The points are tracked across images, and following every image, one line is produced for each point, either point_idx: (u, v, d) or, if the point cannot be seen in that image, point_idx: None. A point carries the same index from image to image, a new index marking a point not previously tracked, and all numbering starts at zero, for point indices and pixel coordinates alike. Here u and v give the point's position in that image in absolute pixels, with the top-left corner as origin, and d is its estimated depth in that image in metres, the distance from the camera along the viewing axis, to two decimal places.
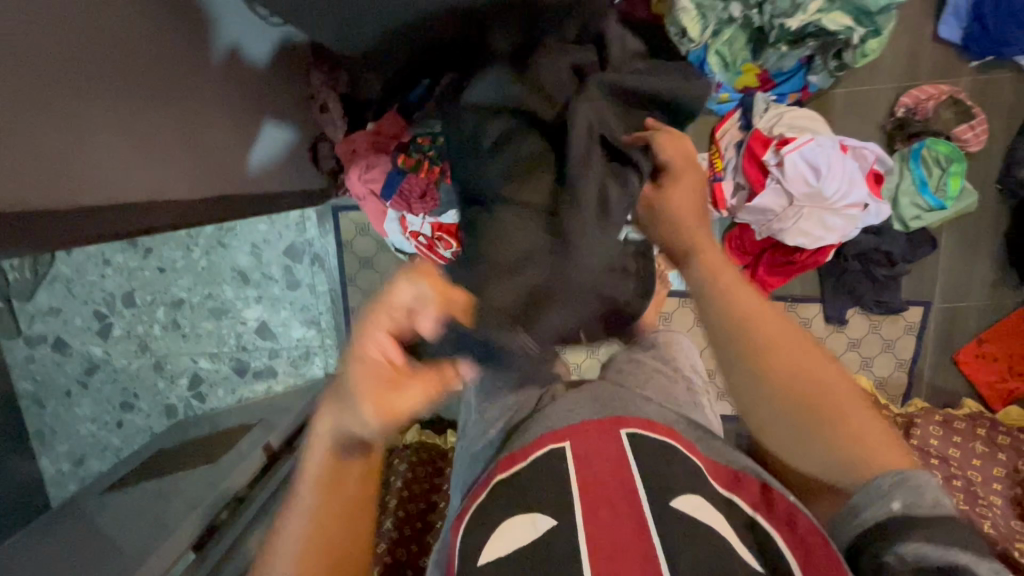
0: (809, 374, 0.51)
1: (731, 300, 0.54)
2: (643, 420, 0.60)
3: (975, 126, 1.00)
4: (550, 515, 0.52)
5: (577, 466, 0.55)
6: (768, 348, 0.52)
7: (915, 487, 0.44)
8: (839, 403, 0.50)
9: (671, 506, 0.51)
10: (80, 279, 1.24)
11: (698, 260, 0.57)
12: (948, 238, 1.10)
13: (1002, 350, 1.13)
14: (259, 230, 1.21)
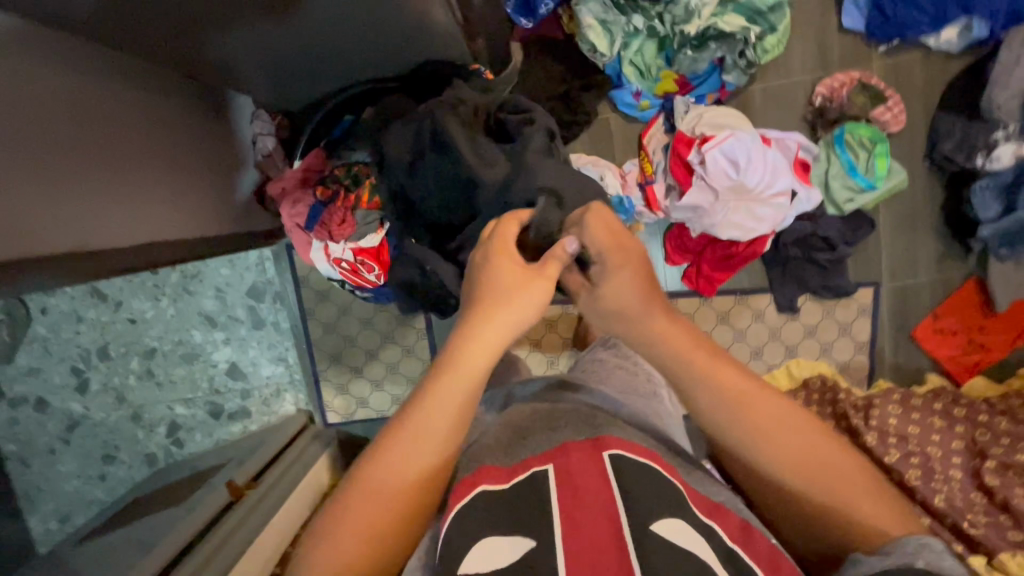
0: (804, 446, 0.49)
1: (721, 379, 0.51)
2: (625, 441, 0.57)
3: (891, 106, 1.03)
4: (528, 535, 0.49)
5: (556, 486, 0.52)
6: (760, 427, 0.49)
7: (928, 550, 0.43)
8: (836, 471, 0.48)
9: (649, 529, 0.48)
10: (54, 336, 1.26)
11: (667, 338, 0.53)
12: (885, 217, 1.11)
13: (959, 323, 1.13)
14: (221, 274, 1.25)
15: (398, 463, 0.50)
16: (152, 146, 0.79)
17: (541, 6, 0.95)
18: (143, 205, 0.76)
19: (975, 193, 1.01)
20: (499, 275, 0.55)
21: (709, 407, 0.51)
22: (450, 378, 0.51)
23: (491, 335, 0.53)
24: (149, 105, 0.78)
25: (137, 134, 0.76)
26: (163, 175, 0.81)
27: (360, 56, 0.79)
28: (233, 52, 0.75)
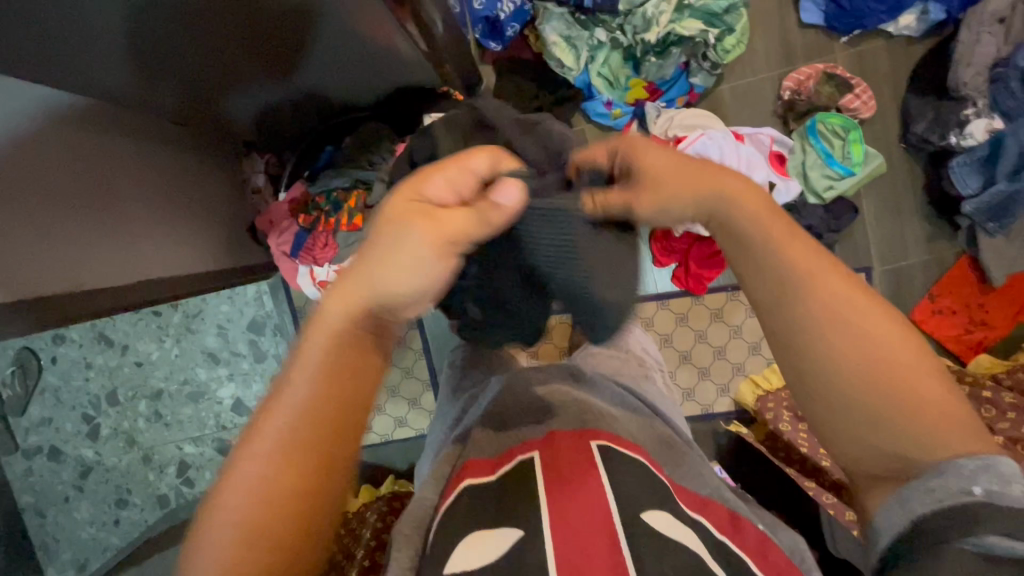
0: (885, 352, 0.42)
1: (793, 256, 0.43)
2: (610, 433, 0.60)
3: (859, 94, 1.05)
4: (516, 526, 0.48)
5: (545, 477, 0.53)
6: (840, 318, 0.42)
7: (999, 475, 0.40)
8: (918, 387, 0.42)
9: (639, 517, 0.48)
10: (65, 386, 1.30)
11: (749, 209, 0.45)
12: (869, 202, 1.11)
13: (957, 302, 1.11)
14: (221, 310, 1.30)
15: (258, 465, 0.38)
16: (139, 190, 0.83)
17: (507, 28, 0.99)
18: (130, 246, 0.80)
19: (954, 170, 1.01)
20: (402, 208, 0.41)
21: (764, 284, 0.44)
22: (309, 347, 0.39)
23: (364, 282, 0.39)
24: (135, 151, 0.83)
25: (123, 178, 0.80)
26: (157, 216, 0.85)
27: (337, 91, 0.84)
28: (244, 104, 0.82)
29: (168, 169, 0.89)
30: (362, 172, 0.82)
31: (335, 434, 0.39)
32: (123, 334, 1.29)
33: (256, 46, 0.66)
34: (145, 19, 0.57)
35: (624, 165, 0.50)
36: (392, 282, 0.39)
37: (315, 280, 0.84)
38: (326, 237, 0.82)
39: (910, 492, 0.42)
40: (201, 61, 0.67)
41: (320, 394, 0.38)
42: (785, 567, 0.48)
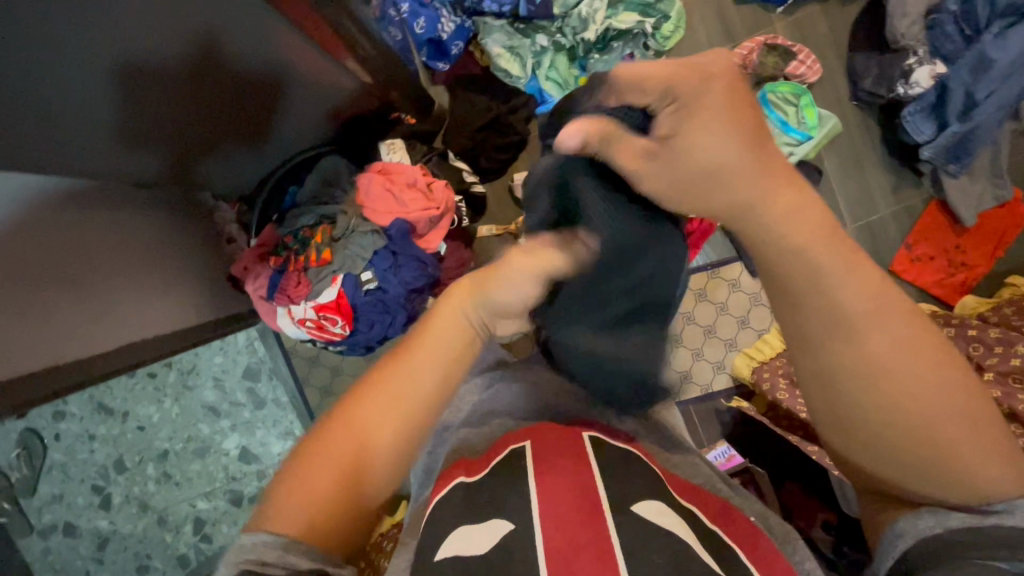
0: (928, 386, 0.41)
1: (854, 296, 0.41)
2: (603, 426, 0.62)
3: (803, 59, 1.07)
4: (506, 518, 0.48)
5: (536, 464, 0.55)
6: (893, 352, 0.41)
7: None
8: (956, 416, 0.41)
9: (630, 508, 0.48)
10: (71, 459, 1.31)
11: (803, 239, 0.41)
12: (831, 162, 1.13)
13: (933, 247, 1.12)
14: (215, 362, 1.31)
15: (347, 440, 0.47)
16: (113, 252, 0.83)
17: (452, 47, 1.01)
18: (109, 310, 0.81)
19: (907, 119, 1.02)
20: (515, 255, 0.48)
21: (818, 327, 0.42)
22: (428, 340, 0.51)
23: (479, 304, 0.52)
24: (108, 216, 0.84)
25: (96, 244, 0.81)
26: (138, 279, 0.86)
27: (294, 133, 0.86)
28: (214, 167, 0.84)
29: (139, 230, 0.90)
30: (326, 208, 0.84)
31: (416, 434, 0.49)
32: (122, 401, 1.31)
33: (224, 102, 0.69)
34: (141, 93, 0.59)
35: (675, 110, 0.41)
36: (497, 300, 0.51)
37: (295, 319, 0.84)
38: (298, 276, 0.83)
39: (936, 513, 0.42)
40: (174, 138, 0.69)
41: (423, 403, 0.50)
42: (777, 558, 0.48)
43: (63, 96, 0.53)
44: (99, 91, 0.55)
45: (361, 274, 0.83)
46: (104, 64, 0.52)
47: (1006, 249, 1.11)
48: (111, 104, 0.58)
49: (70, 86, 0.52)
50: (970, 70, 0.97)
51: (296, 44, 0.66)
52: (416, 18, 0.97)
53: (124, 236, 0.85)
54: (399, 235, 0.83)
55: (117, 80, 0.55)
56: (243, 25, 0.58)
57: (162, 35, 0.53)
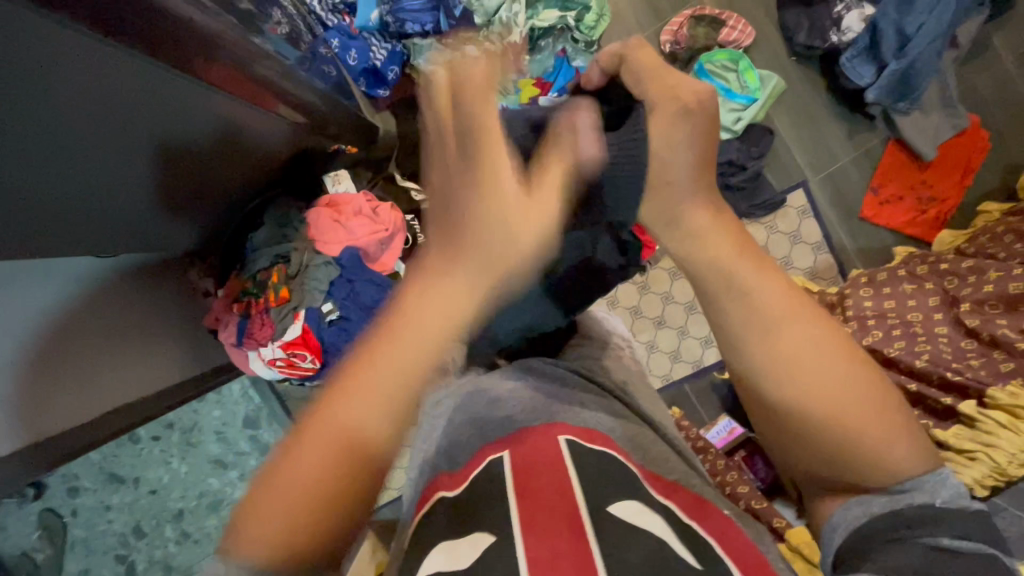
0: (849, 391, 0.42)
1: (797, 333, 0.43)
2: (579, 427, 0.61)
3: (733, 26, 1.08)
4: (487, 531, 0.48)
5: (511, 464, 0.55)
6: (811, 383, 0.42)
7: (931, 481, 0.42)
8: (867, 388, 0.42)
9: (606, 510, 0.48)
10: (92, 531, 1.31)
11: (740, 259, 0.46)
12: (782, 120, 1.12)
13: (900, 186, 1.11)
14: (214, 416, 1.33)
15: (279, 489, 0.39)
16: (100, 333, 0.84)
17: (388, 72, 1.04)
18: (92, 381, 0.82)
19: (846, 66, 1.02)
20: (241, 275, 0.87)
21: (747, 312, 0.45)
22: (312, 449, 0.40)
23: (414, 352, 0.43)
24: (96, 293, 0.85)
25: (82, 325, 0.82)
26: (139, 350, 0.90)
27: (241, 184, 0.88)
28: (194, 232, 0.88)
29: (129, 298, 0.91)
30: (279, 247, 0.84)
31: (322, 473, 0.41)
32: (132, 468, 1.32)
33: (196, 163, 0.75)
34: (135, 165, 0.67)
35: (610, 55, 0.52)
36: (489, 256, 0.45)
37: (265, 360, 0.84)
38: (262, 317, 0.83)
39: (862, 501, 0.43)
40: (115, 213, 0.71)
41: (339, 416, 0.41)
42: (745, 542, 0.50)
43: (81, 166, 0.62)
44: (102, 173, 0.64)
45: (322, 306, 0.83)
46: (88, 143, 0.59)
47: (973, 176, 1.09)
48: (120, 180, 0.67)
49: (82, 165, 0.61)
50: (897, 8, 0.97)
51: (234, 105, 0.69)
52: (348, 52, 1.00)
53: (129, 313, 0.89)
54: (352, 262, 0.85)
55: (91, 159, 0.62)
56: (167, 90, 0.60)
57: (151, 113, 0.61)
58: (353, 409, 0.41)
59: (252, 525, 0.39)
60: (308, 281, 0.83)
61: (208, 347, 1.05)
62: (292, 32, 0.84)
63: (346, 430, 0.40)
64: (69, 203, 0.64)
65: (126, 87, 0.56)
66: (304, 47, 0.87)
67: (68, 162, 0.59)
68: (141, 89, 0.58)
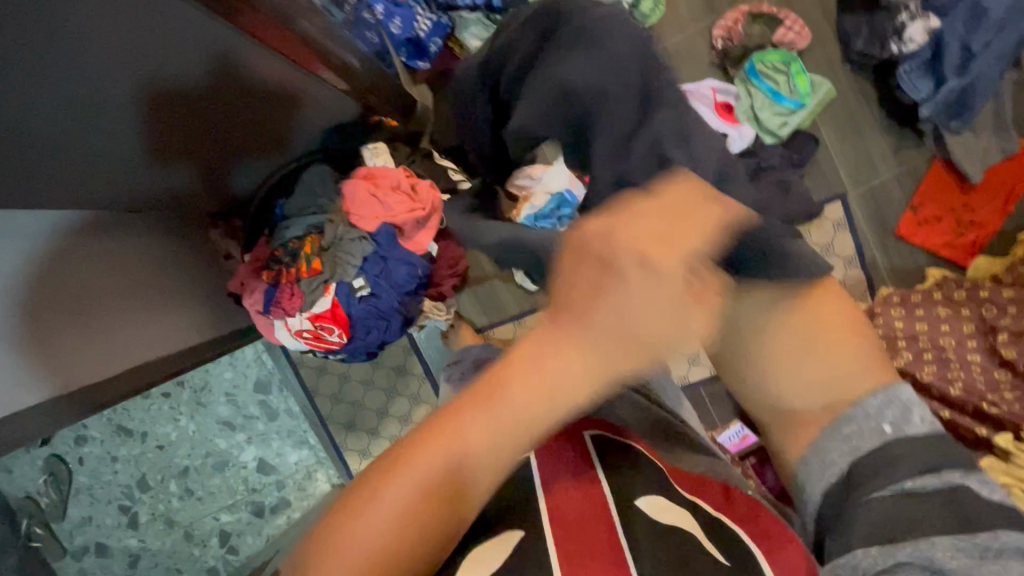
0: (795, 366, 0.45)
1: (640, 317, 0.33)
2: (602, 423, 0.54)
3: (789, 26, 1.05)
4: (517, 526, 0.44)
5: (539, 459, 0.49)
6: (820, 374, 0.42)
7: (899, 404, 0.41)
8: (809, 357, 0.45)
9: (633, 504, 0.44)
10: (97, 481, 1.32)
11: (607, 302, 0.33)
12: (828, 127, 1.09)
13: (940, 207, 1.08)
14: (226, 378, 1.32)
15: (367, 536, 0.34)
16: (124, 289, 0.84)
17: (431, 45, 1.00)
18: (119, 333, 0.81)
19: (903, 78, 0.99)
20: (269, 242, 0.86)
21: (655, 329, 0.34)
22: (398, 492, 0.35)
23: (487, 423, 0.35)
24: (118, 247, 0.84)
25: (106, 282, 0.81)
26: (153, 305, 0.88)
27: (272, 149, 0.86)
28: (212, 189, 0.86)
29: (146, 254, 0.89)
30: (313, 218, 0.83)
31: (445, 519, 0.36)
32: (140, 422, 1.31)
33: (229, 121, 0.72)
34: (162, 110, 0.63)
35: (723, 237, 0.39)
36: (630, 337, 0.33)
37: (292, 330, 0.83)
38: (291, 288, 0.82)
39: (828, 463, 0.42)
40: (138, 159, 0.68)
41: (472, 486, 0.36)
42: None
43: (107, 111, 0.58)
44: (123, 124, 0.61)
45: (354, 281, 0.82)
46: (121, 88, 0.56)
47: (1017, 204, 1.07)
48: (146, 127, 0.63)
49: (106, 108, 0.58)
50: (965, 22, 0.93)
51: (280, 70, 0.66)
52: (391, 19, 0.96)
53: (141, 265, 0.87)
54: (388, 240, 0.83)
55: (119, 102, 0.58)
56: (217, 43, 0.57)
57: (189, 71, 0.59)
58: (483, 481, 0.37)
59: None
60: (339, 253, 0.82)
61: (229, 310, 1.04)
62: None
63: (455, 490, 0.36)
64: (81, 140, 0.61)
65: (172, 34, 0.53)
66: (349, 9, 0.85)
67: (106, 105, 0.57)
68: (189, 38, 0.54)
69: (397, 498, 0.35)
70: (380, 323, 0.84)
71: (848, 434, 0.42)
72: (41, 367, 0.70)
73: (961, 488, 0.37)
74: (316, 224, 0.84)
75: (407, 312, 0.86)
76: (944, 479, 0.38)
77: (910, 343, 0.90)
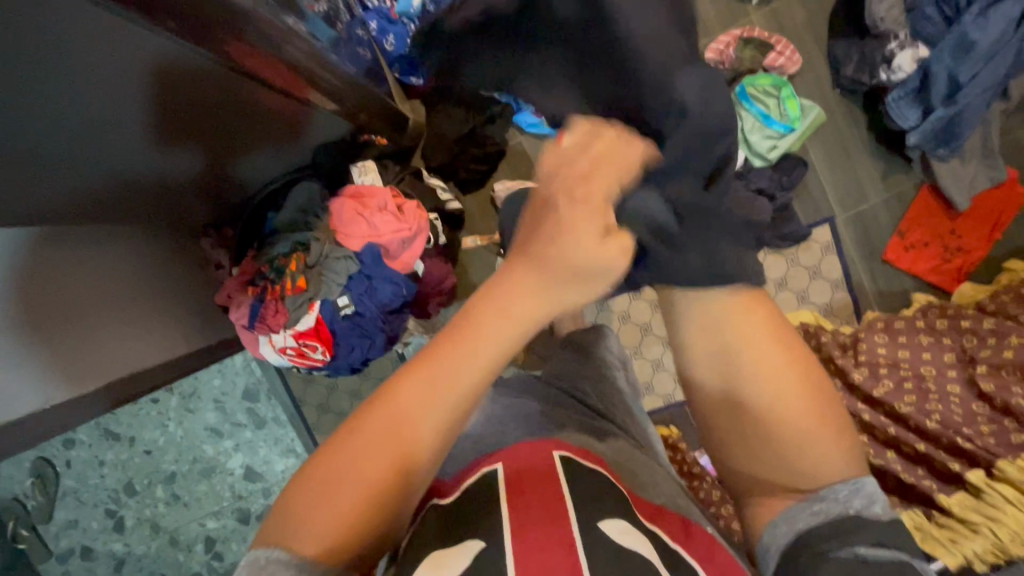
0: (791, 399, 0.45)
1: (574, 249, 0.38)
2: (577, 445, 0.52)
3: (781, 50, 1.05)
4: (478, 537, 0.41)
5: (508, 478, 0.46)
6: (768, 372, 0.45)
7: (867, 494, 0.44)
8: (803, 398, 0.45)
9: (598, 525, 0.41)
10: (84, 484, 1.32)
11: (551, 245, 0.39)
12: (817, 151, 1.10)
13: (927, 233, 1.09)
14: (214, 385, 1.33)
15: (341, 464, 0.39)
16: (112, 301, 0.83)
17: (423, 62, 1.01)
18: (106, 346, 0.80)
19: (891, 105, 1.00)
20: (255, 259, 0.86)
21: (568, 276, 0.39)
22: (369, 435, 0.39)
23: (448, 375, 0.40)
24: (107, 259, 0.83)
25: (93, 295, 0.80)
26: (146, 316, 0.88)
27: (262, 167, 0.87)
28: (195, 197, 0.85)
29: (136, 267, 0.88)
30: (299, 235, 0.84)
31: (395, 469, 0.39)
32: (128, 426, 1.32)
33: (212, 134, 0.70)
34: (146, 128, 0.62)
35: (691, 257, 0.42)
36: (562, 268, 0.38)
37: (276, 346, 0.84)
38: (276, 305, 0.82)
39: (807, 510, 0.44)
40: (121, 171, 0.67)
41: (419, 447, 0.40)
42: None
43: (86, 134, 0.57)
44: (105, 145, 0.61)
45: (338, 299, 0.83)
46: (101, 115, 0.56)
47: (1003, 231, 1.07)
48: (128, 145, 0.63)
49: (99, 125, 0.57)
50: (953, 53, 0.93)
51: (264, 90, 0.66)
52: (385, 36, 0.98)
53: (135, 275, 0.87)
54: (372, 259, 0.84)
55: (103, 122, 0.57)
56: (202, 72, 0.57)
57: (188, 86, 0.58)
58: (421, 420, 0.39)
59: (295, 509, 0.38)
60: (325, 270, 0.82)
61: (218, 319, 1.04)
62: (330, 11, 0.80)
63: (400, 423, 0.39)
64: (75, 158, 0.61)
65: (155, 65, 0.52)
66: (341, 26, 0.83)
67: (86, 127, 0.57)
68: (168, 68, 0.54)
69: (366, 434, 0.39)
70: (362, 339, 0.85)
71: (817, 509, 0.44)
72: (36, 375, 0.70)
73: (908, 566, 0.41)
74: (301, 241, 0.84)
75: (390, 330, 0.87)
76: (893, 552, 0.41)
77: (891, 372, 0.90)
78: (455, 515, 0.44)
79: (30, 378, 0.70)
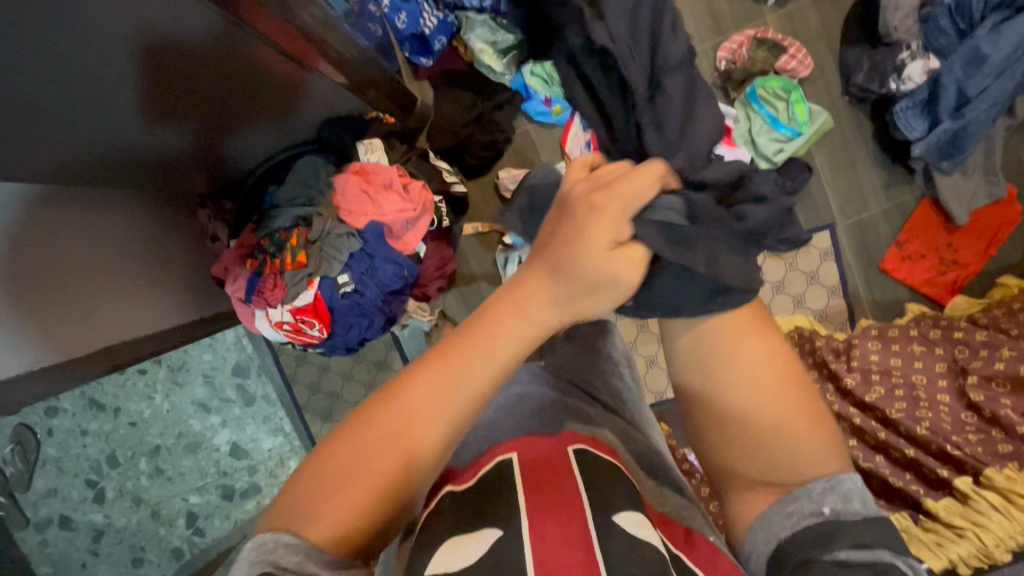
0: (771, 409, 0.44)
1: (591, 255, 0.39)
2: (588, 436, 0.51)
3: (793, 54, 1.05)
4: (495, 526, 0.40)
5: (523, 473, 0.45)
6: (775, 406, 0.44)
7: (842, 493, 0.43)
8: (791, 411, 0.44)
9: (613, 519, 0.40)
10: (66, 453, 1.30)
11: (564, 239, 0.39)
12: (822, 157, 1.11)
13: (924, 244, 1.10)
14: (204, 359, 1.31)
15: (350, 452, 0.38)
16: (107, 265, 0.81)
17: (435, 42, 1.00)
18: (99, 310, 0.79)
19: (898, 115, 1.01)
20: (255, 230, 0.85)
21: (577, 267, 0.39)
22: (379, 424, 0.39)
23: (457, 369, 0.39)
24: (103, 222, 0.82)
25: (87, 257, 0.78)
26: (140, 284, 0.86)
27: (267, 137, 0.86)
28: (197, 165, 0.84)
29: (132, 233, 0.86)
30: (301, 209, 0.82)
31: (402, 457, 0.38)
32: (114, 397, 1.30)
33: (221, 98, 0.69)
34: (155, 86, 0.60)
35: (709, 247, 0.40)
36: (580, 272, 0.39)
37: (272, 321, 0.83)
38: (274, 279, 0.81)
39: (787, 514, 0.44)
40: (126, 129, 0.65)
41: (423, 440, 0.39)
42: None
43: (95, 86, 0.56)
44: (112, 100, 0.59)
45: (338, 276, 0.82)
46: (110, 68, 0.54)
47: (998, 247, 1.09)
48: (136, 102, 0.61)
49: (92, 92, 0.57)
50: (964, 66, 0.94)
51: (278, 57, 0.65)
52: (397, 14, 0.95)
53: (132, 240, 0.86)
54: (375, 238, 0.83)
55: (111, 75, 0.55)
56: (216, 32, 0.55)
57: (192, 48, 0.57)
58: (436, 412, 0.39)
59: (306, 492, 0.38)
60: (328, 248, 0.81)
61: (212, 291, 1.03)
62: None
63: (416, 416, 0.39)
64: (72, 114, 0.59)
65: (168, 17, 0.51)
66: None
67: (93, 80, 0.55)
68: (183, 23, 0.52)
69: (376, 422, 0.39)
70: (360, 319, 0.84)
71: (792, 510, 0.44)
72: (35, 333, 0.70)
73: (891, 567, 0.39)
74: (302, 215, 0.83)
75: (390, 311, 0.86)
76: (874, 554, 0.39)
77: (882, 378, 0.91)
78: (473, 506, 0.43)
79: (21, 336, 0.68)
